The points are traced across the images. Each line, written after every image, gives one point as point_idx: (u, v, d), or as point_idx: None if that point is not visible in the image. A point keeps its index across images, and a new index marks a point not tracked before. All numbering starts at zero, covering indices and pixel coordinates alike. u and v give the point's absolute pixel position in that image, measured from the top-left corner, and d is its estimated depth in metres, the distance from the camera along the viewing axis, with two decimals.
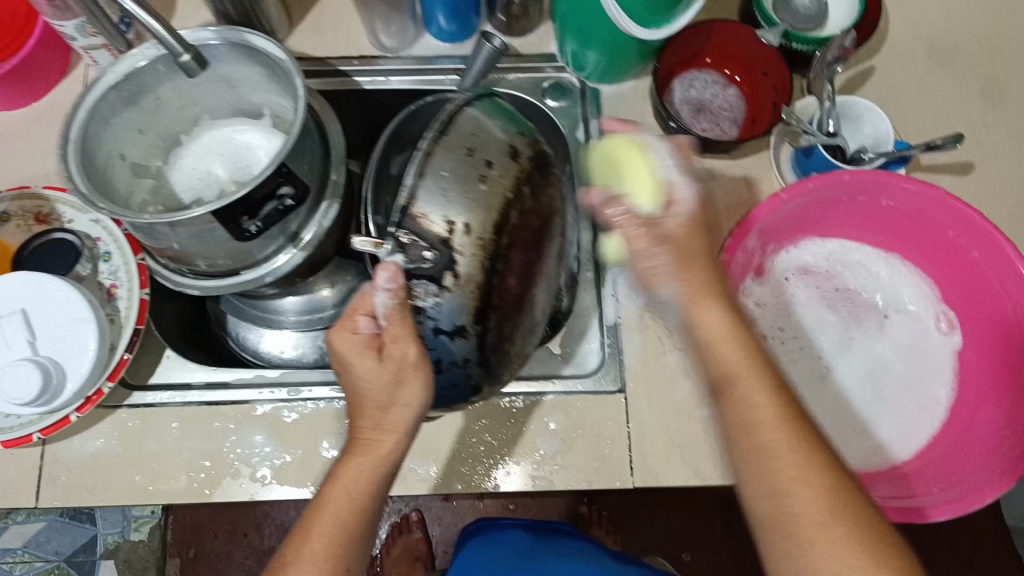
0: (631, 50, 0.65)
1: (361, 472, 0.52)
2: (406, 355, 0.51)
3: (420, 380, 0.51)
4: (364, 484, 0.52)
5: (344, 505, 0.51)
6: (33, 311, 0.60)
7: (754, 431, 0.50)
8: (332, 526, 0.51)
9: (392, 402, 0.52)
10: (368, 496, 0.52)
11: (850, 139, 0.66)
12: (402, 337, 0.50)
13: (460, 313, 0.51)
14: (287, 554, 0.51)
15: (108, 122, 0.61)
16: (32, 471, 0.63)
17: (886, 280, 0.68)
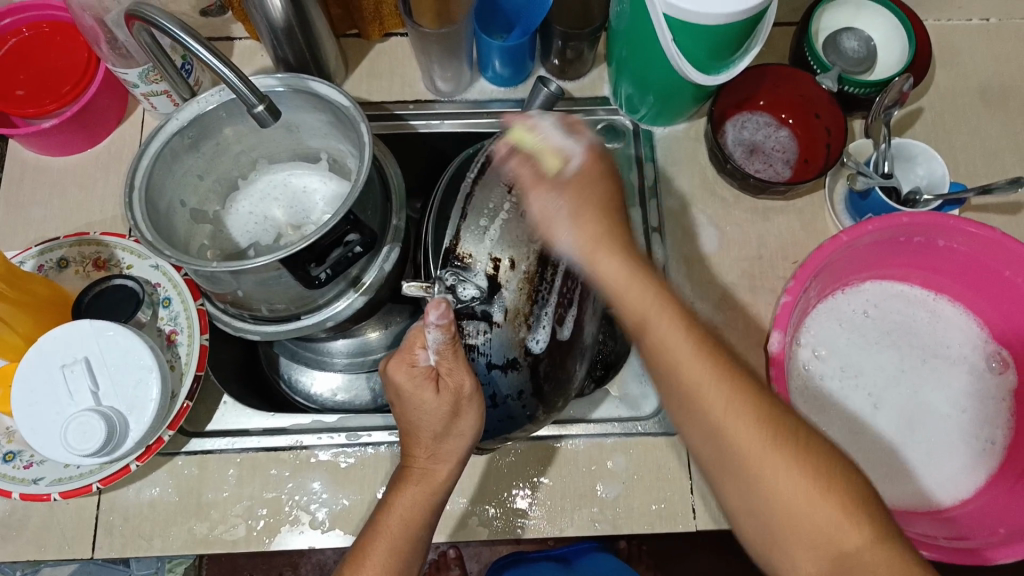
0: (688, 94, 0.66)
1: (411, 505, 0.51)
2: (461, 387, 0.49)
3: (474, 412, 0.50)
4: (415, 512, 0.51)
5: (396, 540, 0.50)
6: (96, 359, 0.59)
7: (702, 404, 0.46)
8: (384, 559, 0.50)
9: (446, 433, 0.50)
10: (418, 528, 0.51)
11: (904, 181, 0.67)
12: (458, 369, 0.48)
13: (508, 346, 0.51)
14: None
15: (171, 168, 0.61)
16: (89, 520, 0.62)
17: (936, 320, 0.67)
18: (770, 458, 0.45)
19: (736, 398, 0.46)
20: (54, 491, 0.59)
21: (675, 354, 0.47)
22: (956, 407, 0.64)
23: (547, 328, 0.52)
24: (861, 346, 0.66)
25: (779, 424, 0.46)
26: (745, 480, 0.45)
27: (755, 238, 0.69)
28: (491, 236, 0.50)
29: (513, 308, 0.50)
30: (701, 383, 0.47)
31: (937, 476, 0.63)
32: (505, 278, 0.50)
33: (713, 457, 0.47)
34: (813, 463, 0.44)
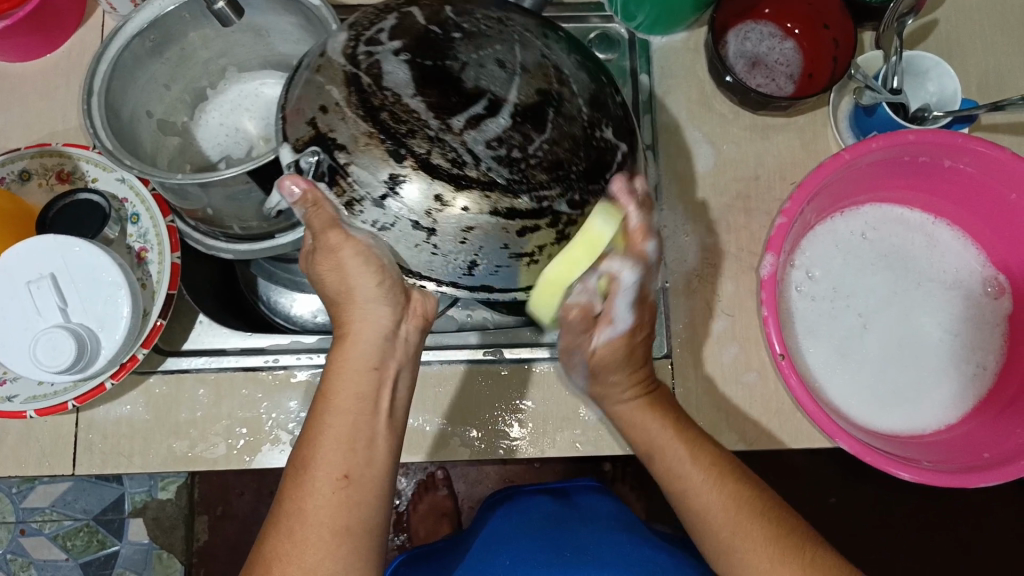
0: (687, 2, 0.62)
1: (343, 382, 0.47)
2: (339, 251, 0.44)
3: (356, 255, 0.44)
4: (345, 382, 0.47)
5: (338, 416, 0.46)
6: (63, 276, 0.57)
7: (669, 463, 0.51)
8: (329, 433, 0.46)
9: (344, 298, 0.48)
10: (356, 401, 0.47)
11: (912, 97, 0.63)
12: (329, 231, 0.43)
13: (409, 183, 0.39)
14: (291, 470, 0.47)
15: (131, 75, 0.57)
16: (66, 438, 0.62)
17: (936, 244, 0.65)
18: (740, 535, 0.48)
19: (728, 492, 0.50)
20: (29, 408, 0.58)
21: (657, 437, 0.52)
22: (950, 332, 0.63)
23: (435, 130, 0.38)
24: (855, 269, 0.64)
25: (765, 515, 0.49)
26: (715, 544, 0.50)
27: (753, 157, 0.66)
28: (297, 106, 0.41)
29: (352, 138, 0.39)
30: (709, 489, 0.50)
31: (927, 404, 0.62)
32: (324, 126, 0.40)
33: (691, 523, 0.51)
34: (775, 529, 0.49)
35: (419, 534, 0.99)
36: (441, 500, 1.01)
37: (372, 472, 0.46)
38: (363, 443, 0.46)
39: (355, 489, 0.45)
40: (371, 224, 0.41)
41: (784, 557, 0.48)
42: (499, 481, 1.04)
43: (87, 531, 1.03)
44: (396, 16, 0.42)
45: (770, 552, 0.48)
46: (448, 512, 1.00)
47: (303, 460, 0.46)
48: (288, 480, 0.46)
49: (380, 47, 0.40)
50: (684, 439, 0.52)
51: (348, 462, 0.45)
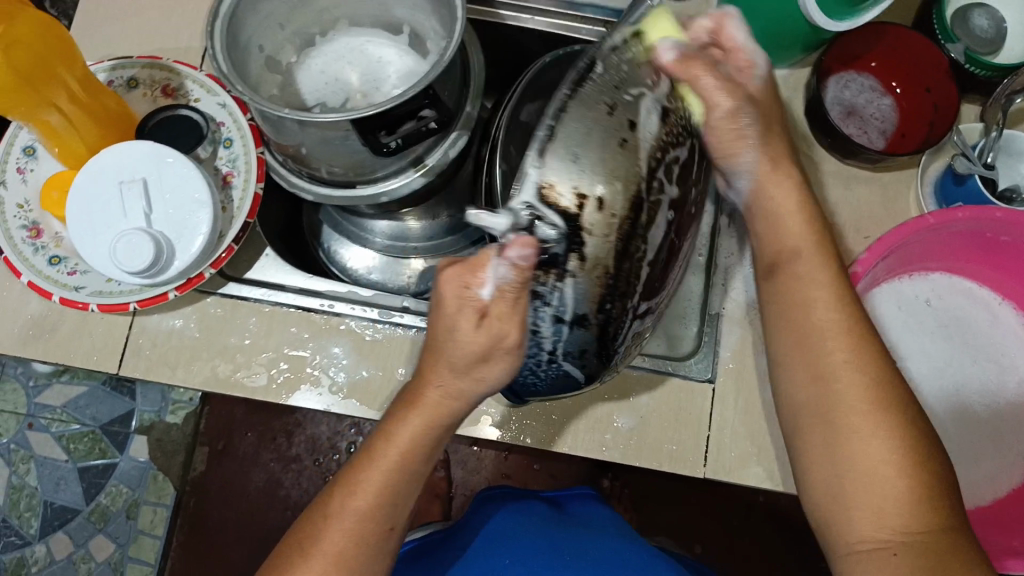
0: (797, 41, 0.63)
1: (405, 452, 0.47)
2: (502, 338, 0.43)
3: (505, 363, 0.44)
4: (415, 441, 0.47)
5: (395, 473, 0.47)
6: (154, 183, 0.59)
7: (803, 311, 0.47)
8: (380, 488, 0.46)
9: (467, 371, 0.45)
10: (412, 469, 0.47)
11: (1002, 176, 0.64)
12: (510, 318, 0.42)
13: (583, 301, 0.43)
14: (330, 500, 0.47)
15: (255, 6, 0.59)
16: (117, 339, 0.64)
17: (1001, 326, 0.65)
18: (845, 380, 0.45)
19: (872, 375, 0.45)
20: (93, 301, 0.60)
21: (802, 297, 0.48)
22: (996, 414, 0.63)
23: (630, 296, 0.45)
24: (914, 335, 0.64)
25: (894, 406, 0.45)
26: (807, 372, 0.46)
27: (830, 204, 0.66)
28: (579, 162, 0.40)
29: (592, 258, 0.42)
30: (829, 337, 0.46)
31: (963, 480, 0.62)
32: (590, 222, 0.41)
33: (818, 404, 0.46)
34: (883, 400, 0.45)
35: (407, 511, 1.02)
36: (437, 481, 1.02)
37: (407, 517, 0.49)
38: (407, 499, 0.48)
39: (387, 540, 0.47)
40: (534, 319, 0.44)
41: (886, 413, 0.45)
42: (495, 475, 1.04)
43: (92, 438, 1.05)
44: (687, 146, 0.46)
45: (877, 416, 0.44)
46: (441, 495, 1.02)
47: (347, 501, 0.46)
48: (327, 506, 0.47)
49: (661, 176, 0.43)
50: (851, 305, 0.47)
51: (393, 515, 0.47)
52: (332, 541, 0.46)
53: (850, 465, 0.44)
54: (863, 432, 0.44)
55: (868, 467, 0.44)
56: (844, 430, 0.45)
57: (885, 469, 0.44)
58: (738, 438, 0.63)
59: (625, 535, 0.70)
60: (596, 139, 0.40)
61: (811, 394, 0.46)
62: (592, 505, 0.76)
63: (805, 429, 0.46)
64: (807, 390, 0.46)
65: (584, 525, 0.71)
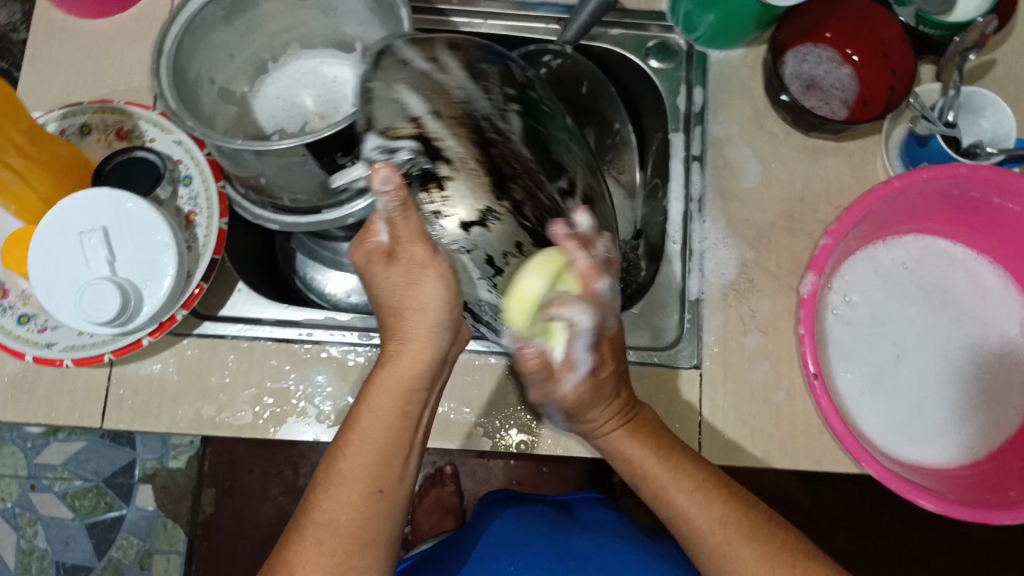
0: (750, 19, 0.62)
1: (385, 403, 0.47)
2: (413, 257, 0.44)
3: (433, 279, 0.45)
4: (387, 408, 0.47)
5: (379, 428, 0.46)
6: (114, 230, 0.58)
7: (655, 488, 0.52)
8: (366, 447, 0.46)
9: (403, 307, 0.46)
10: (399, 425, 0.47)
11: (965, 133, 0.63)
12: (409, 240, 0.44)
13: None
14: (319, 481, 0.46)
15: (201, 40, 0.58)
16: (97, 391, 0.62)
17: (978, 282, 0.65)
18: (684, 504, 0.50)
19: (700, 500, 0.50)
20: (66, 357, 0.59)
21: (637, 457, 0.53)
22: (982, 370, 0.62)
23: (544, 186, 0.47)
24: (894, 300, 0.63)
25: (725, 504, 0.50)
26: (696, 544, 0.50)
27: (800, 179, 0.66)
28: (407, 96, 0.45)
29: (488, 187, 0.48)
30: (677, 485, 0.51)
31: (956, 438, 0.61)
32: (434, 131, 0.44)
33: (677, 532, 0.51)
34: (715, 496, 0.50)
35: (422, 528, 1.03)
36: (448, 496, 1.02)
37: (401, 483, 0.47)
38: (400, 463, 0.47)
39: (385, 505, 0.46)
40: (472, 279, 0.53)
41: (735, 527, 0.49)
42: (506, 483, 1.04)
43: (97, 492, 1.04)
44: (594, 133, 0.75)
45: (727, 535, 0.49)
46: (454, 508, 1.02)
47: (335, 471, 0.46)
48: (317, 480, 0.47)
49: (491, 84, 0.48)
50: (650, 443, 0.53)
51: (384, 476, 0.46)
52: (324, 510, 0.45)
53: (701, 545, 0.50)
54: (721, 538, 0.49)
55: (737, 572, 0.48)
56: (709, 552, 0.50)
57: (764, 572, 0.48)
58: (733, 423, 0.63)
59: (626, 538, 0.69)
60: (412, 80, 0.46)
61: (709, 559, 0.50)
62: (597, 509, 0.75)
63: (693, 555, 0.51)
64: (679, 532, 0.51)
65: (587, 528, 0.70)
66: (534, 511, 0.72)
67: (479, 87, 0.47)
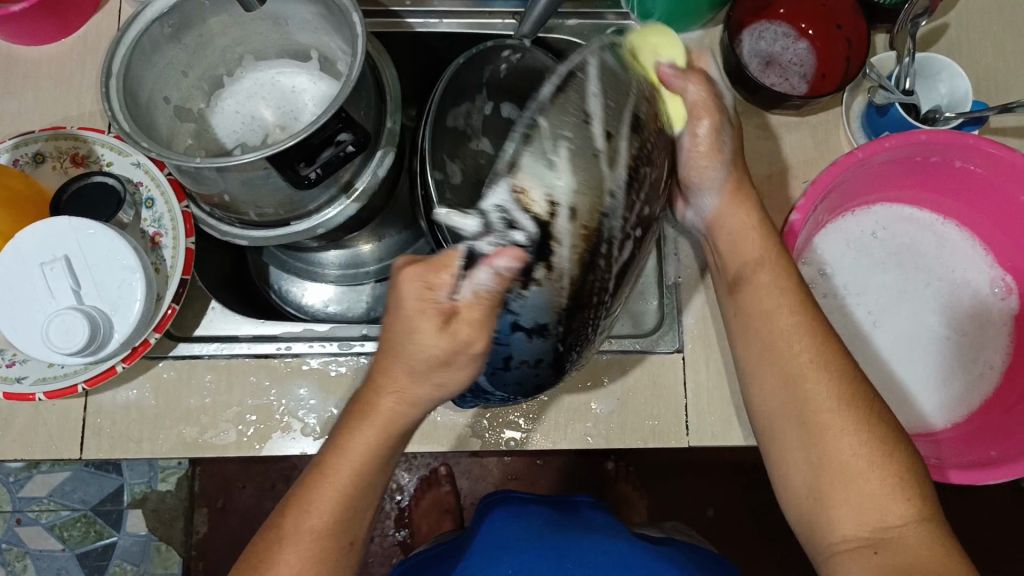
0: (704, 0, 0.63)
1: (354, 466, 0.46)
2: (469, 343, 0.41)
3: (467, 369, 0.42)
4: (365, 461, 0.46)
5: (347, 485, 0.46)
6: (77, 258, 0.57)
7: (779, 352, 0.50)
8: (334, 501, 0.46)
9: (428, 371, 0.43)
10: (364, 481, 0.47)
11: (923, 99, 0.64)
12: (479, 325, 0.40)
13: (545, 310, 0.42)
14: (286, 520, 0.47)
15: (150, 59, 0.57)
16: (74, 423, 0.61)
17: (946, 244, 0.66)
18: (812, 376, 0.49)
19: (838, 384, 0.49)
20: (38, 391, 0.58)
21: (772, 308, 0.52)
22: (957, 331, 0.63)
23: (601, 307, 0.45)
24: (866, 269, 0.64)
25: (861, 403, 0.49)
26: (778, 373, 0.50)
27: (766, 156, 0.66)
28: (546, 171, 0.39)
29: (560, 267, 0.40)
30: (794, 341, 0.50)
31: (934, 402, 0.62)
32: (535, 215, 0.39)
33: (787, 408, 0.50)
34: (851, 393, 0.49)
35: (421, 531, 0.98)
36: (444, 497, 1.01)
37: (365, 526, 0.49)
38: (364, 510, 0.48)
39: (349, 555, 0.48)
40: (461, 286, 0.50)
41: (841, 392, 0.49)
42: (502, 478, 1.04)
43: (85, 521, 1.02)
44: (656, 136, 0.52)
45: (830, 388, 0.49)
46: (451, 509, 0.99)
47: (303, 521, 0.46)
48: (284, 523, 0.47)
49: (638, 195, 0.43)
50: (802, 314, 0.51)
51: (354, 529, 0.47)
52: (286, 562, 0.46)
53: (824, 433, 0.48)
54: (832, 411, 0.48)
55: (846, 472, 0.47)
56: (822, 438, 0.48)
57: (874, 474, 0.47)
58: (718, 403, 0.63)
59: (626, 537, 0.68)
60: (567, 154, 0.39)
61: (799, 420, 0.49)
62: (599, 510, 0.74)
63: (779, 431, 0.50)
64: (777, 390, 0.50)
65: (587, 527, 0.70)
66: (532, 516, 0.71)
67: (629, 192, 0.42)
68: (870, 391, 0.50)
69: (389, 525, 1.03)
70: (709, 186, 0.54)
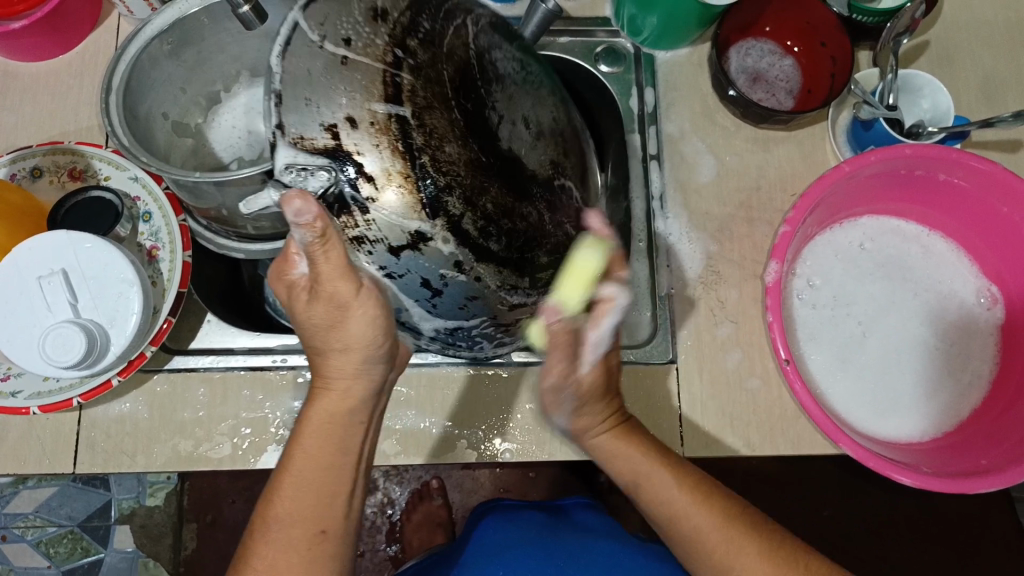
0: (691, 20, 0.64)
1: (316, 459, 0.47)
2: (337, 294, 0.43)
3: (367, 317, 0.44)
4: (324, 434, 0.47)
5: (314, 475, 0.47)
6: (74, 271, 0.57)
7: (650, 490, 0.52)
8: (297, 484, 0.46)
9: (336, 344, 0.46)
10: (323, 463, 0.47)
11: (907, 113, 0.66)
12: (332, 276, 0.42)
13: (405, 218, 0.40)
14: (258, 519, 0.47)
15: (149, 76, 0.57)
16: (67, 437, 0.61)
17: (932, 256, 0.67)
18: (692, 508, 0.50)
19: (712, 511, 0.50)
20: (32, 405, 0.58)
21: (636, 464, 0.52)
22: (945, 341, 0.64)
23: (489, 188, 0.41)
24: (854, 279, 0.65)
25: (714, 504, 0.51)
26: (672, 514, 0.51)
27: (754, 170, 0.68)
28: (310, 104, 0.38)
29: (381, 171, 0.39)
30: (663, 481, 0.51)
31: (925, 411, 0.63)
32: (351, 142, 0.39)
33: (689, 555, 0.50)
34: (710, 499, 0.51)
35: (413, 544, 1.00)
36: (436, 510, 1.02)
37: (346, 519, 0.48)
38: (337, 497, 0.47)
39: (327, 543, 0.46)
40: (381, 266, 0.43)
41: (705, 503, 0.51)
42: (493, 491, 1.04)
43: (72, 538, 1.01)
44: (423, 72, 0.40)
45: (700, 501, 0.51)
46: (443, 522, 1.01)
47: (271, 510, 0.46)
48: (254, 520, 0.47)
49: (414, 58, 0.40)
50: (654, 459, 0.53)
51: (323, 515, 0.47)
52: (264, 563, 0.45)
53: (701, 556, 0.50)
54: (721, 536, 0.49)
55: None
56: (706, 558, 0.50)
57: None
58: None
59: (615, 537, 0.69)
60: (321, 71, 0.39)
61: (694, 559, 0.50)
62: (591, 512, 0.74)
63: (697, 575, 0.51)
64: (681, 547, 0.51)
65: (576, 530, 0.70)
66: (522, 520, 0.71)
67: (360, 34, 0.40)
68: (732, 497, 0.52)
69: (380, 540, 1.02)
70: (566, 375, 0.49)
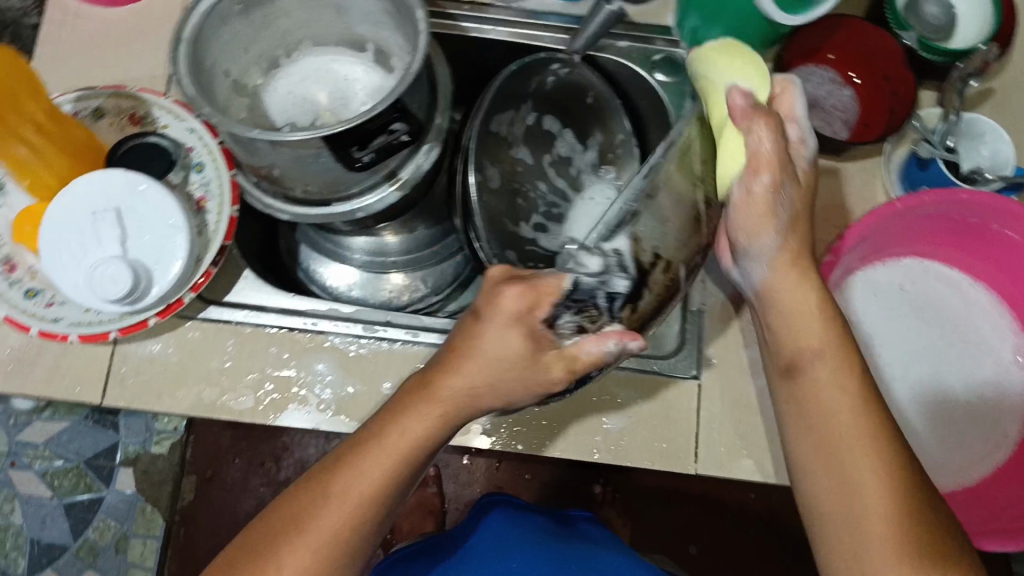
0: (755, 39, 0.64)
1: (378, 473, 0.47)
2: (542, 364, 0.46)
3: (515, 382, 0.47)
4: (409, 444, 0.47)
5: (383, 478, 0.47)
6: (127, 211, 0.59)
7: (834, 428, 0.50)
8: (367, 485, 0.47)
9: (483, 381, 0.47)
10: (398, 473, 0.48)
11: (964, 158, 0.65)
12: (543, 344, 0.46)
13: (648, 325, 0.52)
14: (313, 495, 0.47)
15: (217, 30, 0.59)
16: (98, 370, 0.63)
17: (973, 307, 0.66)
18: (859, 463, 0.48)
19: (889, 460, 0.48)
20: (72, 332, 0.59)
21: (830, 403, 0.50)
22: (976, 396, 0.64)
23: (666, 308, 0.53)
24: (890, 318, 0.65)
25: (885, 437, 0.49)
26: (837, 474, 0.49)
27: None
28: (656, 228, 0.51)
29: (641, 309, 0.50)
30: (836, 396, 0.50)
31: (943, 463, 0.64)
32: (656, 279, 0.50)
33: (833, 485, 0.49)
34: (893, 466, 0.48)
35: (404, 528, 1.02)
36: (429, 497, 1.03)
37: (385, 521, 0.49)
38: (390, 504, 0.48)
39: (367, 540, 0.48)
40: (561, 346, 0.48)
41: (875, 437, 0.49)
42: (487, 486, 1.04)
43: (76, 473, 1.03)
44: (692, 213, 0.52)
45: (875, 449, 0.49)
46: (435, 511, 1.02)
47: (332, 497, 0.47)
48: (309, 495, 0.48)
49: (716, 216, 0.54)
50: (869, 389, 0.51)
51: (376, 517, 0.48)
52: (290, 541, 0.46)
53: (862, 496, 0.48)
54: (863, 460, 0.48)
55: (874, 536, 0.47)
56: (854, 503, 0.48)
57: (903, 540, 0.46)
58: (726, 429, 0.64)
59: (618, 552, 0.71)
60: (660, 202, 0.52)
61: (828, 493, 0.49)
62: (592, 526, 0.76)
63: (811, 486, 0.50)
64: (834, 493, 0.49)
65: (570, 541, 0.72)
66: (525, 521, 0.73)
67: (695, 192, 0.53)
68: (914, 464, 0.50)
69: None
70: (763, 252, 0.52)
